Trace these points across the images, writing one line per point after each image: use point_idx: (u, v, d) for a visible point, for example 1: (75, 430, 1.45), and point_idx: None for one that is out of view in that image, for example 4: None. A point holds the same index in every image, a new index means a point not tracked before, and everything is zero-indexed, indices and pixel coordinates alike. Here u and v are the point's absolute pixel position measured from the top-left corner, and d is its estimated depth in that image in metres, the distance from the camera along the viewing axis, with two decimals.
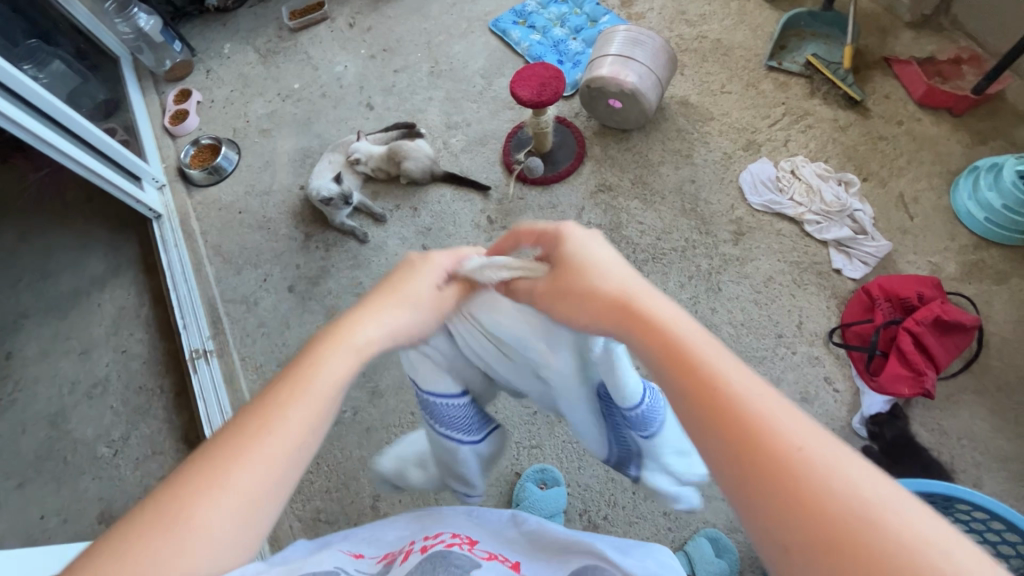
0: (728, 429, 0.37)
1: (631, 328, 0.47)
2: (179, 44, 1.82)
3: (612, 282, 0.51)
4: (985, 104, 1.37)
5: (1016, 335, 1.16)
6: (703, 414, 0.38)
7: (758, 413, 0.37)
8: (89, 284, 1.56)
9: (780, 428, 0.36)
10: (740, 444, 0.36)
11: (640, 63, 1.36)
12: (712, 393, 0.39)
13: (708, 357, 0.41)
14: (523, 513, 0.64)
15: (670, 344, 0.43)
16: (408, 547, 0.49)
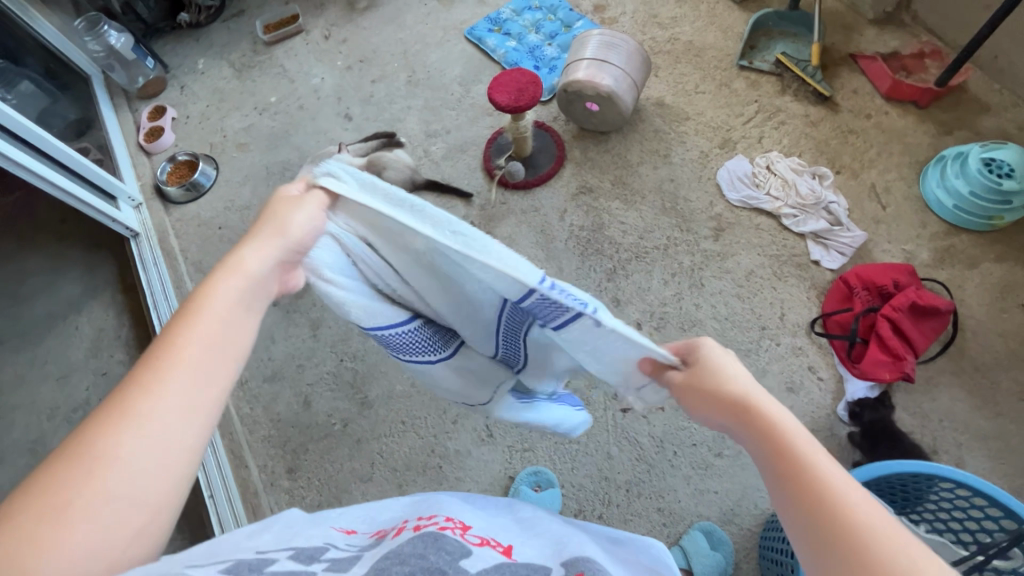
0: (849, 545, 0.39)
1: (744, 423, 0.47)
2: (151, 60, 1.80)
3: (729, 376, 0.50)
4: (948, 96, 1.42)
5: (989, 317, 1.19)
6: (821, 524, 0.40)
7: (881, 536, 0.39)
8: (65, 307, 1.53)
9: (904, 555, 0.38)
10: (858, 563, 0.38)
11: (615, 66, 1.38)
12: (836, 509, 0.40)
13: (831, 471, 0.42)
14: (520, 503, 0.66)
15: (788, 449, 0.44)
16: (401, 525, 0.51)
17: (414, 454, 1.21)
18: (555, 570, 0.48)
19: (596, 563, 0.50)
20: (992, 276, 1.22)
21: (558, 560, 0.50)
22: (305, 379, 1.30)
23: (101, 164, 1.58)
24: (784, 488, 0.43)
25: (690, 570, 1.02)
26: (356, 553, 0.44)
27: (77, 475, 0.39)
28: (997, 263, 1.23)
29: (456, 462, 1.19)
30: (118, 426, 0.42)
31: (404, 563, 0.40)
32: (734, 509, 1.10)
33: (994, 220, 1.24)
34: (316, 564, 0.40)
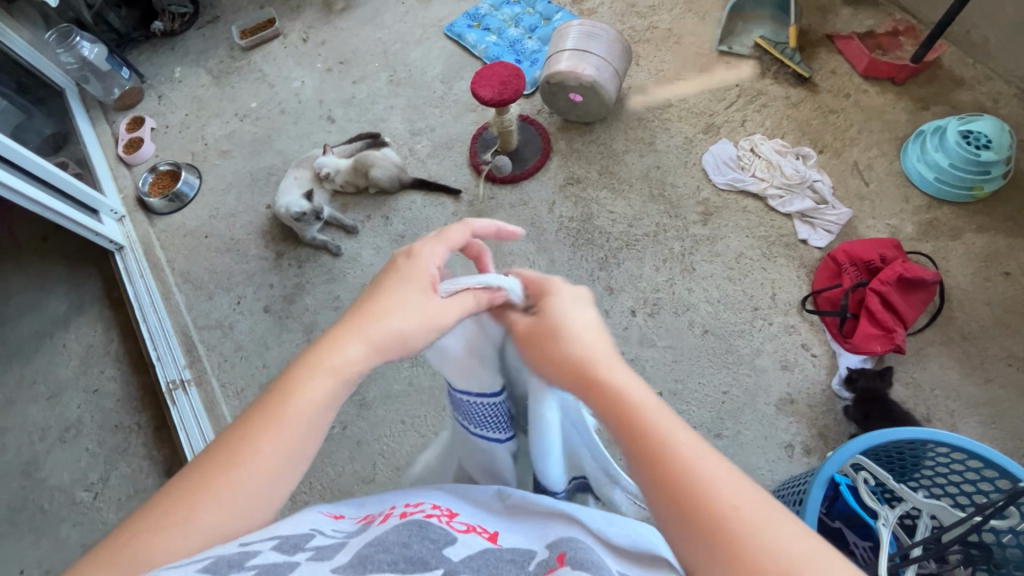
0: (678, 497, 0.39)
1: (587, 388, 0.48)
2: (127, 71, 1.77)
3: (575, 343, 0.51)
4: (924, 72, 1.44)
5: (974, 286, 1.21)
6: (654, 479, 0.41)
7: (707, 483, 0.39)
8: (51, 325, 1.50)
9: (730, 500, 0.38)
10: (687, 512, 0.39)
11: (597, 56, 1.38)
12: (667, 465, 0.41)
13: (661, 424, 0.43)
14: (509, 488, 0.62)
15: (626, 409, 0.44)
16: (388, 512, 0.51)
17: (416, 453, 1.21)
18: (539, 552, 0.45)
19: (584, 542, 0.46)
20: (975, 247, 1.25)
21: (544, 543, 0.47)
22: None
23: (81, 178, 1.55)
24: (623, 449, 0.44)
25: None
26: (342, 539, 0.44)
27: (178, 512, 0.43)
28: (979, 232, 1.26)
29: None
30: (213, 485, 0.45)
31: (388, 551, 0.40)
32: None
33: (974, 191, 1.27)
34: (300, 552, 0.39)
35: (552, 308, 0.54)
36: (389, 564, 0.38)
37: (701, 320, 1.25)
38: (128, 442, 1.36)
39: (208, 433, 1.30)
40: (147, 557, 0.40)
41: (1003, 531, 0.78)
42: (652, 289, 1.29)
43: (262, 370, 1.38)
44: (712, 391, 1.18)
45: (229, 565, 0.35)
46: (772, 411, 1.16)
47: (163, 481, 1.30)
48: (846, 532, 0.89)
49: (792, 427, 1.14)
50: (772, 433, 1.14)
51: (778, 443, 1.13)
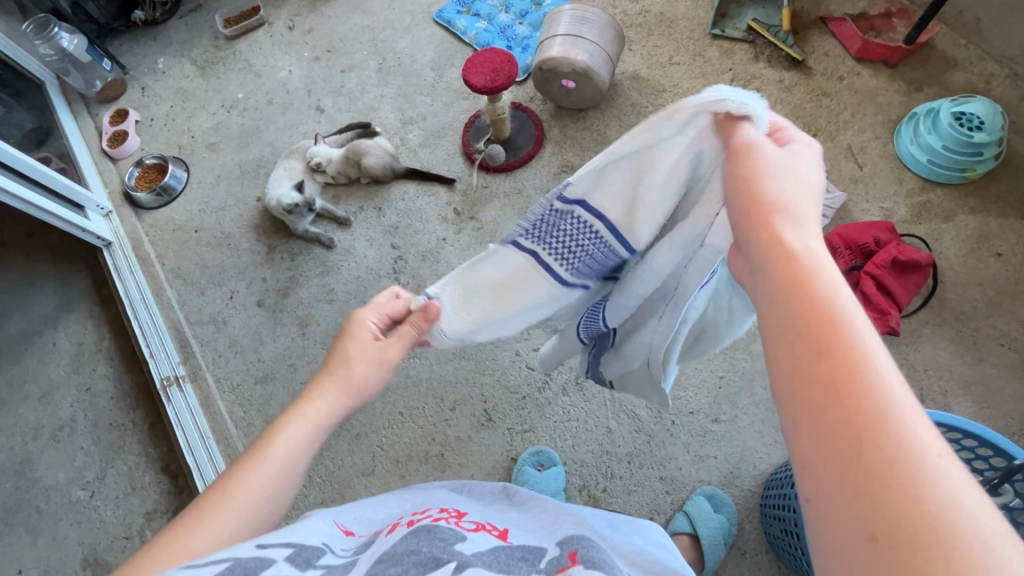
0: (842, 408, 0.32)
1: (767, 256, 0.41)
2: (108, 62, 1.72)
3: (776, 208, 0.43)
4: (917, 53, 1.44)
5: (967, 268, 1.22)
6: (817, 377, 0.34)
7: (891, 405, 0.31)
8: (40, 323, 1.47)
9: (914, 436, 0.30)
10: (843, 424, 0.32)
11: (589, 41, 1.37)
12: (846, 368, 0.33)
13: (851, 325, 0.35)
14: (515, 486, 0.65)
15: (811, 292, 0.37)
16: (396, 522, 0.51)
17: (415, 444, 1.21)
18: (549, 549, 0.47)
19: (591, 539, 0.49)
20: (967, 228, 1.26)
21: (554, 539, 0.49)
22: (298, 377, 1.34)
23: (64, 173, 1.52)
24: (785, 333, 0.37)
25: (696, 535, 1.04)
26: (352, 558, 0.44)
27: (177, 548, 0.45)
28: (972, 214, 1.27)
29: (458, 449, 1.20)
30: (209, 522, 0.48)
31: (398, 562, 0.39)
32: (734, 472, 1.12)
33: (967, 172, 1.27)
34: (313, 568, 0.39)
35: (780, 154, 0.45)
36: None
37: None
38: (123, 440, 1.35)
39: (204, 429, 1.29)
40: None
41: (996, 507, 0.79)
42: None
43: (258, 365, 1.36)
44: (709, 376, 1.19)
45: (244, 570, 0.35)
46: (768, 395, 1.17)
47: (160, 477, 1.30)
48: None
49: None
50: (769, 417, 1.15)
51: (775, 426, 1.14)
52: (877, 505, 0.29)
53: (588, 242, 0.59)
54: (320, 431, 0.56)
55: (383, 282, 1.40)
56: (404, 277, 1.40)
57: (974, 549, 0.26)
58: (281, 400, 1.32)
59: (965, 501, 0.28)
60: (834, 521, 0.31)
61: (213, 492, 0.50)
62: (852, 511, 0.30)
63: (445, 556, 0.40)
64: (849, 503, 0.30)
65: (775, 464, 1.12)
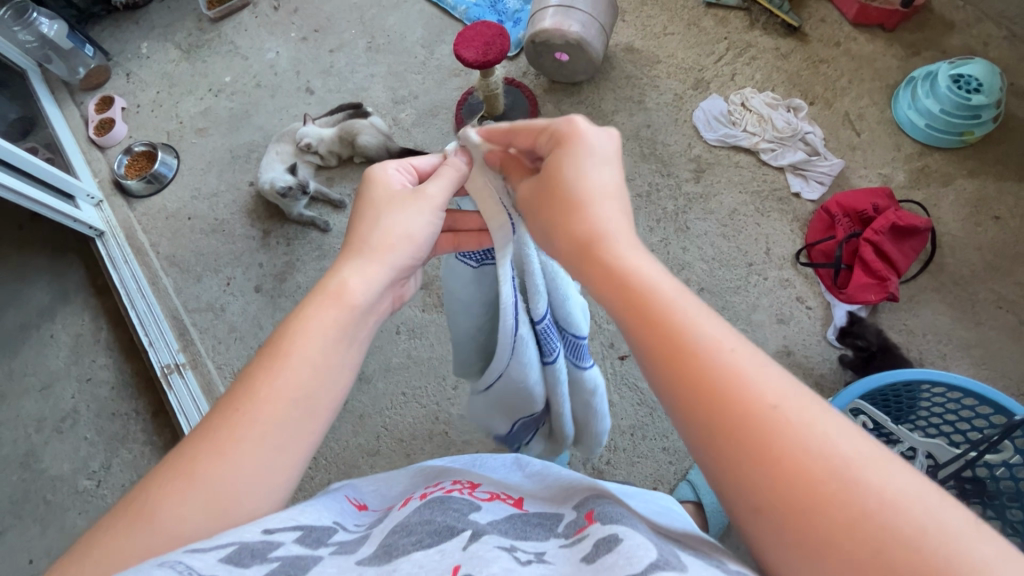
0: (707, 415, 0.36)
1: (606, 277, 0.46)
2: (91, 48, 1.68)
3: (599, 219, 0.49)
4: (915, 16, 1.42)
5: (965, 231, 1.22)
6: (681, 396, 0.38)
7: (741, 388, 0.36)
8: (36, 316, 1.46)
9: (769, 405, 0.35)
10: (714, 428, 0.36)
11: (582, 11, 1.34)
12: (695, 374, 0.38)
13: (686, 322, 0.40)
14: (526, 456, 0.64)
15: (647, 305, 0.42)
16: (411, 495, 0.51)
17: (419, 423, 1.21)
18: (567, 514, 0.47)
19: (610, 497, 0.48)
20: (965, 192, 1.25)
21: (570, 505, 0.49)
22: None
23: (53, 163, 1.50)
24: (644, 357, 0.41)
25: (700, 502, 1.05)
26: (364, 531, 0.44)
27: (178, 475, 0.43)
28: (970, 178, 1.26)
29: (461, 427, 1.20)
30: (216, 454, 0.44)
31: (411, 533, 0.39)
32: None
33: (965, 136, 1.26)
34: (323, 547, 0.39)
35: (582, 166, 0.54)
36: (416, 545, 0.38)
37: (698, 279, 1.25)
38: (126, 429, 1.34)
39: (207, 416, 1.29)
40: (157, 527, 0.40)
41: (996, 465, 0.80)
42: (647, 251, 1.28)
43: (258, 350, 1.36)
44: None
45: (251, 552, 0.35)
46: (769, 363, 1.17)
47: None
48: None
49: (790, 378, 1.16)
50: None
51: None
52: (769, 485, 0.34)
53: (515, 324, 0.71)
54: (347, 323, 0.52)
55: None
56: None
57: (848, 487, 0.31)
58: None
59: (821, 443, 0.33)
60: (750, 509, 0.35)
61: (216, 422, 0.46)
62: (758, 495, 0.34)
63: (459, 525, 0.40)
64: (748, 490, 0.35)
65: None
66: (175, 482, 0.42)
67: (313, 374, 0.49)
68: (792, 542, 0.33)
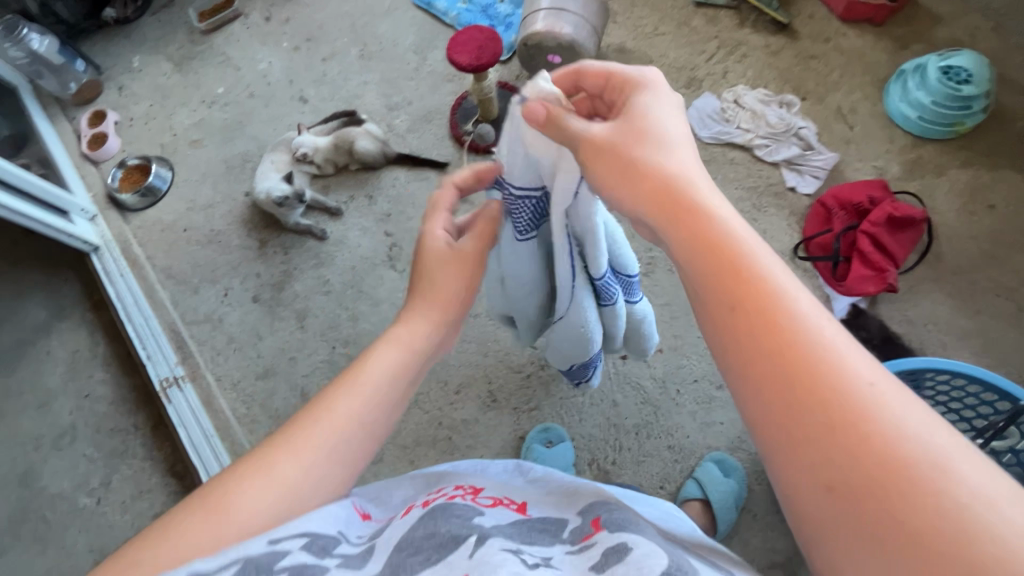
0: (786, 387, 0.36)
1: (683, 235, 0.44)
2: (82, 62, 1.68)
3: (684, 180, 0.47)
4: (903, 10, 1.43)
5: (961, 221, 1.23)
6: (760, 372, 0.37)
7: (827, 358, 0.35)
8: (32, 333, 1.45)
9: (853, 379, 0.34)
10: (787, 384, 0.36)
11: (574, 13, 1.34)
12: (779, 340, 0.37)
13: (777, 291, 0.39)
14: (528, 461, 0.63)
15: (734, 266, 0.40)
16: (414, 502, 0.51)
17: (422, 429, 1.20)
18: (571, 519, 0.47)
19: (615, 502, 0.48)
20: (959, 182, 1.26)
21: (575, 510, 0.49)
22: (299, 371, 1.33)
23: (46, 179, 1.49)
24: (719, 314, 0.40)
25: (707, 499, 1.05)
26: (368, 544, 0.43)
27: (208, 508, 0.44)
28: (963, 167, 1.27)
29: (465, 431, 1.20)
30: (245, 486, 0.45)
31: (418, 549, 0.39)
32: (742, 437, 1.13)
33: (957, 126, 1.27)
34: (330, 559, 0.39)
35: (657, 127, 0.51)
36: (423, 562, 0.37)
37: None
38: (125, 444, 1.33)
39: (208, 428, 1.28)
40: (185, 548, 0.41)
41: (1004, 451, 0.81)
42: (645, 249, 1.28)
43: (257, 361, 1.35)
44: None
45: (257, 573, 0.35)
46: None
47: (167, 479, 1.29)
48: None
49: None
50: None
51: None
52: (835, 456, 0.33)
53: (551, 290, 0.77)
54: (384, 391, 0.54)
55: (379, 271, 1.39)
56: (401, 264, 1.39)
57: (919, 470, 0.31)
58: (284, 394, 1.31)
59: (908, 427, 0.32)
60: (797, 465, 0.35)
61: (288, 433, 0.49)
62: (816, 457, 0.34)
63: (464, 532, 0.39)
64: (811, 457, 0.34)
65: None
66: (228, 488, 0.45)
67: (375, 401, 0.52)
68: (840, 515, 0.33)
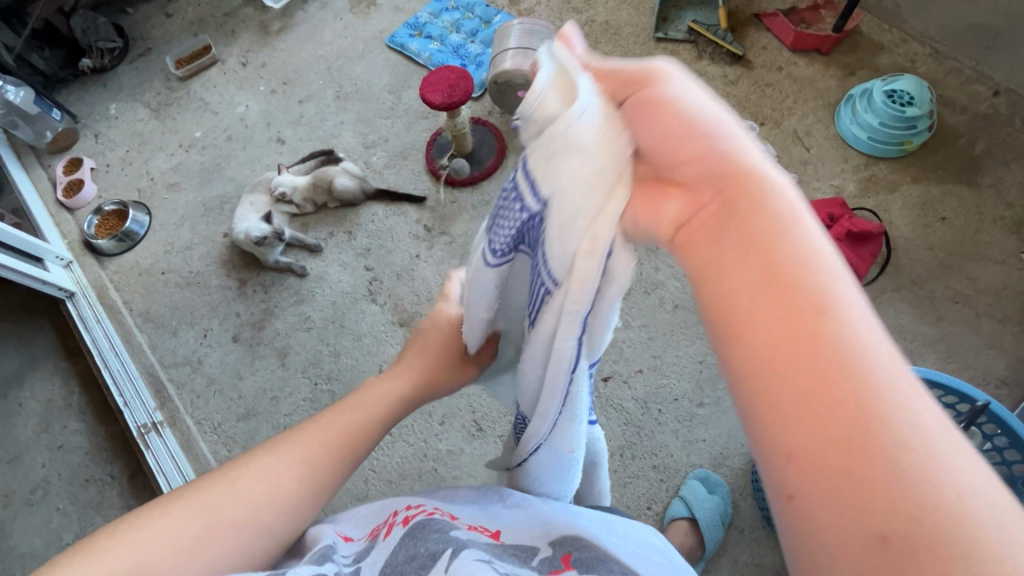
0: (828, 416, 0.27)
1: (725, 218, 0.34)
2: (58, 112, 1.69)
3: (711, 137, 0.35)
4: (847, 40, 1.53)
5: (916, 233, 1.30)
6: (793, 390, 0.28)
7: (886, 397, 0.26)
8: (3, 384, 1.42)
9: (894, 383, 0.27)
10: (828, 404, 0.27)
11: (540, 52, 1.41)
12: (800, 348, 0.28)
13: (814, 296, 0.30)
14: (506, 486, 0.64)
15: (784, 260, 0.31)
16: (391, 520, 0.51)
17: (408, 463, 1.20)
18: (541, 549, 0.50)
19: (586, 538, 0.52)
20: (912, 197, 1.33)
21: (546, 539, 0.51)
22: (281, 410, 1.32)
23: (20, 228, 1.48)
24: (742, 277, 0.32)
25: (694, 517, 1.05)
26: (354, 567, 0.45)
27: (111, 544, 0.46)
28: (915, 183, 1.34)
29: (451, 462, 1.20)
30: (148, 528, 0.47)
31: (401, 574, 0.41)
32: (724, 453, 1.14)
33: (905, 145, 1.36)
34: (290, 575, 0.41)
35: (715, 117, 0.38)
36: None
37: (672, 296, 1.28)
38: (101, 495, 1.29)
39: (188, 473, 1.26)
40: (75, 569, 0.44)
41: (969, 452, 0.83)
42: None
43: (238, 402, 1.34)
44: (689, 362, 1.22)
45: None
46: None
47: None
48: None
49: None
50: None
51: None
52: (858, 502, 0.25)
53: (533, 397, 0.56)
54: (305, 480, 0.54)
55: (360, 305, 1.40)
56: (381, 297, 1.41)
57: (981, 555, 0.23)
58: (265, 434, 1.30)
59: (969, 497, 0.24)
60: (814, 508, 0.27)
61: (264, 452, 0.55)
62: (837, 504, 0.26)
63: (440, 547, 0.42)
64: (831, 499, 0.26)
65: None
66: (190, 490, 0.51)
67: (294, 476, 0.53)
68: (869, 565, 0.25)
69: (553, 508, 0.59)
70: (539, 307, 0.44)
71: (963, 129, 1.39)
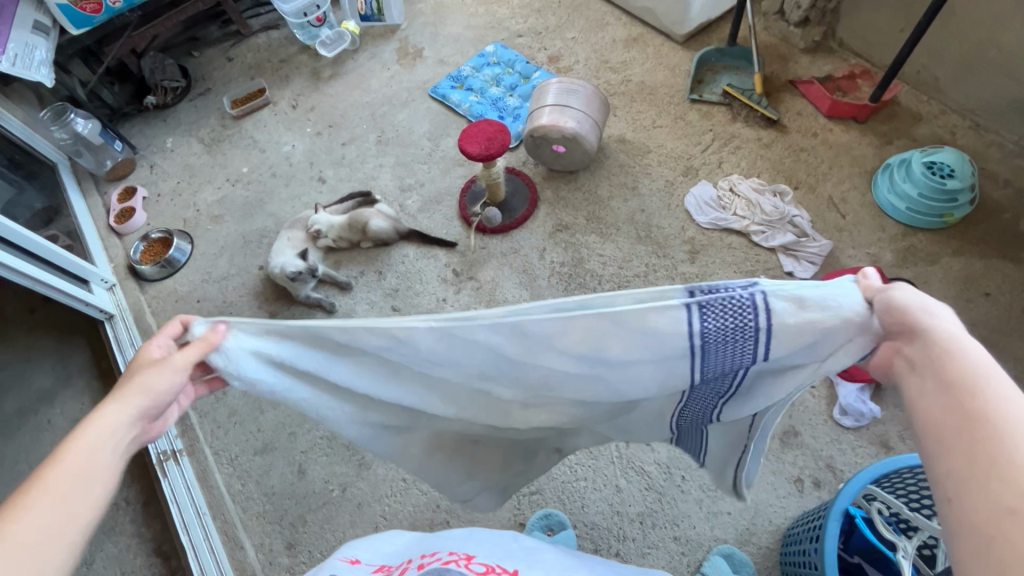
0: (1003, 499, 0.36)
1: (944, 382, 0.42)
2: (119, 143, 1.81)
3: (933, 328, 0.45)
4: (884, 109, 1.54)
5: (959, 309, 1.26)
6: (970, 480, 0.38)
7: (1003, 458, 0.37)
8: (36, 400, 1.46)
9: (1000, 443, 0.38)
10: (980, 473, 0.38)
11: (577, 110, 1.45)
12: (978, 434, 0.39)
13: (1001, 411, 0.39)
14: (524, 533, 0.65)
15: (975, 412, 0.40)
16: (406, 564, 0.56)
17: (419, 512, 1.19)
18: None
19: None
20: (953, 270, 1.30)
21: None
22: (298, 446, 1.31)
23: (71, 250, 1.55)
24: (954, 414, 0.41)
25: None
26: None
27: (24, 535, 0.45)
28: (956, 256, 1.32)
29: (463, 515, 1.17)
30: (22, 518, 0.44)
31: None
32: (750, 529, 1.08)
33: (945, 217, 1.34)
34: None
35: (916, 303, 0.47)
36: None
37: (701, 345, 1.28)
38: (115, 521, 1.29)
39: (200, 504, 1.26)
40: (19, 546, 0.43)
41: None
42: None
43: (257, 435, 1.34)
44: None
45: None
46: (777, 446, 1.16)
47: (153, 561, 1.23)
48: (867, 568, 0.87)
49: (798, 460, 1.14)
50: (779, 468, 1.13)
51: (786, 478, 1.12)
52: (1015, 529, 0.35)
53: (706, 368, 0.56)
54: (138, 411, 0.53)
55: None
56: None
57: None
58: (280, 470, 1.29)
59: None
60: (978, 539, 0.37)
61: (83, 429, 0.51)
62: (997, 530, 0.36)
63: None
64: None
65: (792, 517, 1.09)
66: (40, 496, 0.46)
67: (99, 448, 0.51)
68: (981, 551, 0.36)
69: (565, 558, 0.60)
70: (752, 318, 0.51)
71: (1008, 204, 1.37)
